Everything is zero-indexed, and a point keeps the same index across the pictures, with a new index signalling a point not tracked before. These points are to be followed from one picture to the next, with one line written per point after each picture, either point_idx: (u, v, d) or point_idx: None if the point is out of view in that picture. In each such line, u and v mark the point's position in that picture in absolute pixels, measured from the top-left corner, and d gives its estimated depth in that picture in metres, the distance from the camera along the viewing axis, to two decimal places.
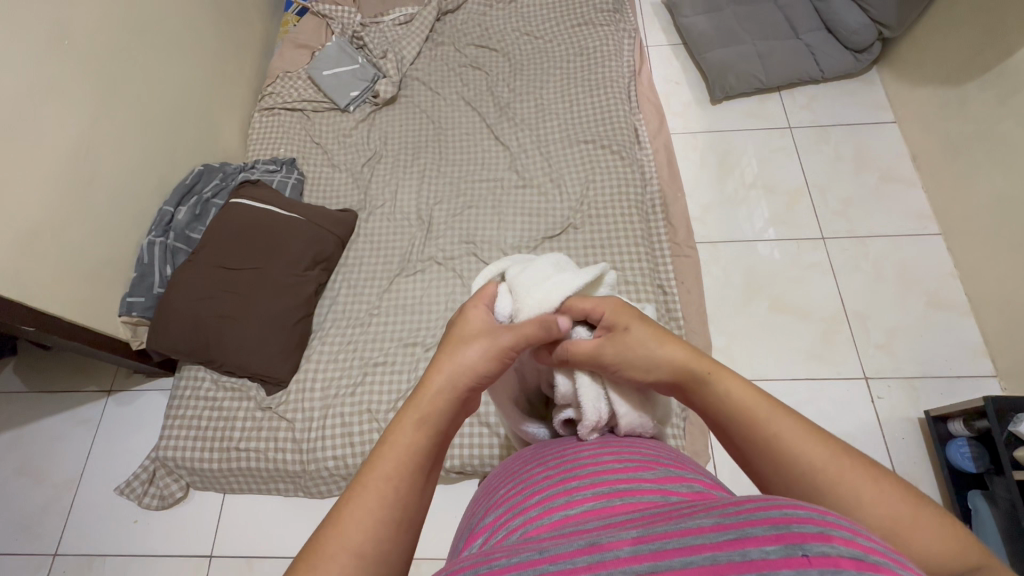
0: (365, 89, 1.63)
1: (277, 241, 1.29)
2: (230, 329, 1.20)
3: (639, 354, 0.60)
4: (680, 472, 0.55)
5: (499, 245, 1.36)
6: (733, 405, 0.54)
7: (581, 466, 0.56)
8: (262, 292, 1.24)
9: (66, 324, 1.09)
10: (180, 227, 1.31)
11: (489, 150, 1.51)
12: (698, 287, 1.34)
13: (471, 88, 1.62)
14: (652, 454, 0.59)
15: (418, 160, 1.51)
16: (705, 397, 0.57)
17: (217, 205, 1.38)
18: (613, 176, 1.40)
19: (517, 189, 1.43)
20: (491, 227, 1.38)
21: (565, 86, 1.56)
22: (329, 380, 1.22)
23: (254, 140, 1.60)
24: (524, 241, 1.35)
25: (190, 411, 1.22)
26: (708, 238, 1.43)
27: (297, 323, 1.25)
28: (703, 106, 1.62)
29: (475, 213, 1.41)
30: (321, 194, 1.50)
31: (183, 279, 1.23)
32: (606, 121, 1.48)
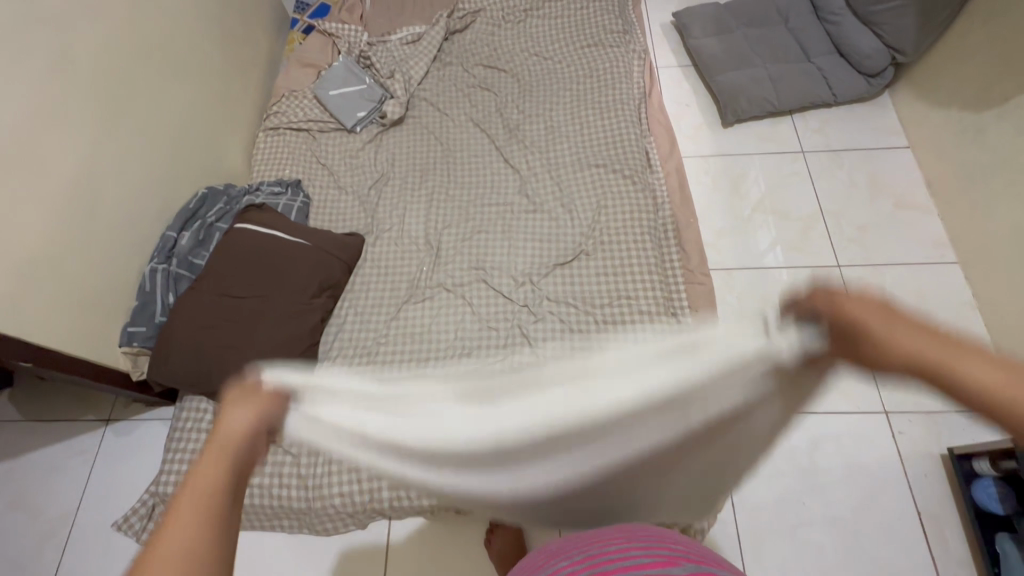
0: (372, 110, 1.61)
1: (284, 267, 1.26)
2: (236, 360, 1.17)
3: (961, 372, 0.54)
4: (713, 568, 0.61)
5: (510, 272, 1.33)
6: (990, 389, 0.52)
7: (609, 561, 0.64)
8: (268, 321, 1.21)
9: (62, 355, 1.05)
10: (183, 253, 1.28)
11: (498, 173, 1.49)
12: (713, 315, 1.30)
13: (480, 110, 1.60)
14: (682, 553, 0.64)
15: (426, 183, 1.49)
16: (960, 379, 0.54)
17: (221, 229, 1.35)
18: (625, 201, 1.37)
19: (527, 214, 1.41)
20: (502, 254, 1.36)
21: (575, 108, 1.55)
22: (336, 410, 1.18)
23: (258, 161, 1.58)
24: (535, 268, 1.33)
25: (191, 444, 1.18)
26: (721, 264, 1.40)
27: (303, 353, 1.22)
28: (714, 129, 1.61)
29: (484, 238, 1.38)
30: (327, 218, 1.47)
31: (186, 307, 1.20)
32: (616, 144, 1.46)
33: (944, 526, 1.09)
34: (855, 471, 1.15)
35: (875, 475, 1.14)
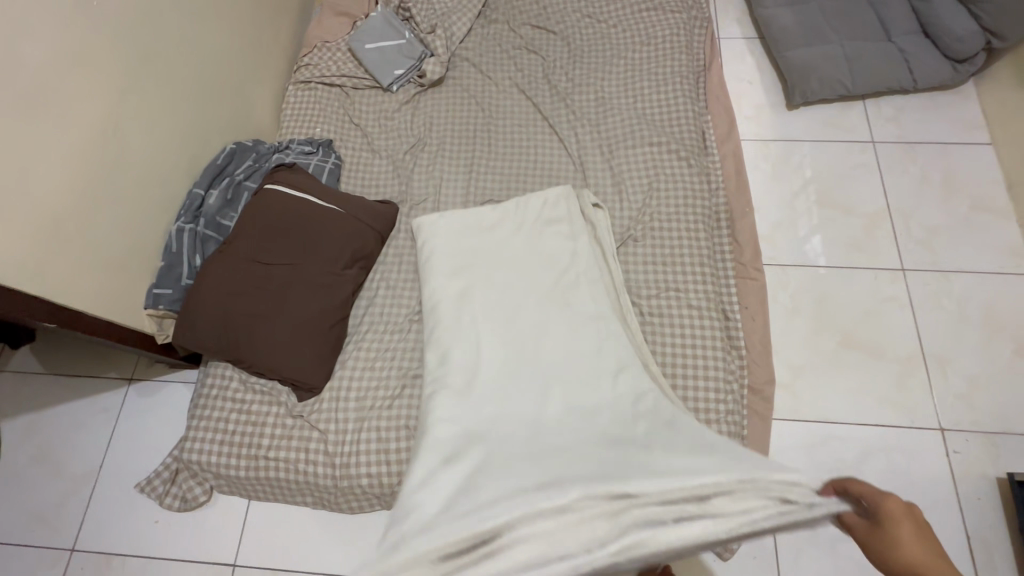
0: (410, 67, 1.51)
1: (317, 235, 1.20)
2: (265, 330, 1.13)
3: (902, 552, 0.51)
4: None
5: (647, 257, 1.24)
6: None
7: None
8: (300, 290, 1.15)
9: (101, 321, 1.02)
10: (211, 213, 1.19)
11: (680, 175, 1.32)
12: (763, 313, 1.24)
13: (526, 75, 1.50)
14: None
15: (622, 176, 1.33)
16: None
17: (249, 188, 1.27)
18: (680, 185, 1.31)
19: (682, 208, 1.28)
20: (667, 234, 1.26)
21: (628, 81, 1.46)
22: (367, 372, 1.16)
23: (288, 117, 1.50)
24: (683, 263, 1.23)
25: (216, 412, 1.15)
26: (775, 260, 1.31)
27: (333, 327, 1.17)
28: (778, 110, 1.47)
29: (653, 223, 1.27)
30: (359, 183, 1.40)
31: (215, 270, 1.14)
32: (676, 124, 1.39)
33: (995, 555, 1.04)
34: (904, 488, 1.10)
35: (924, 493, 1.09)
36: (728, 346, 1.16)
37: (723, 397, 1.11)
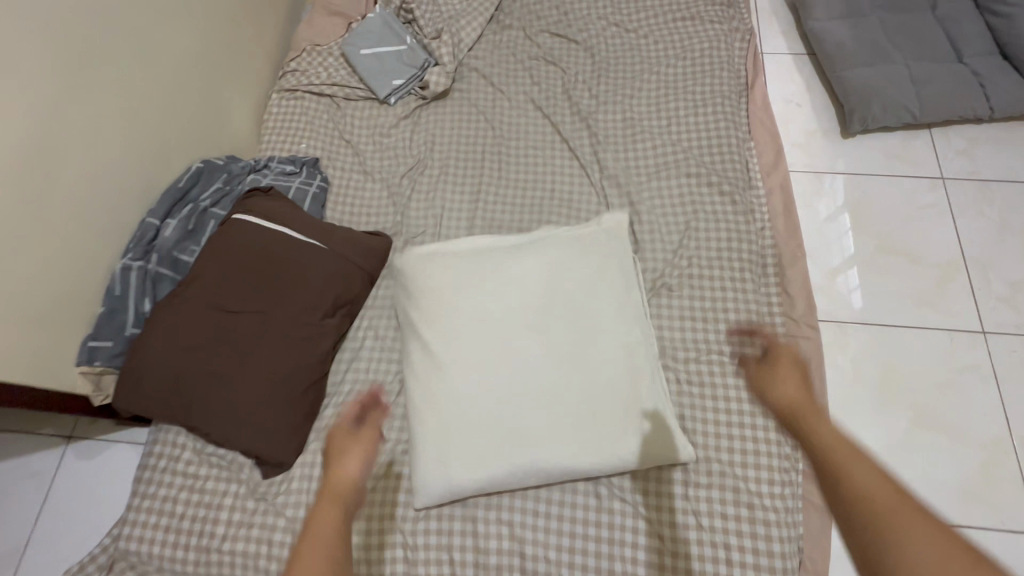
0: (411, 77, 1.32)
1: (292, 276, 1.01)
2: (224, 392, 0.93)
3: (852, 479, 0.60)
4: None
5: (683, 311, 1.05)
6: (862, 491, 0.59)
7: None
8: (269, 345, 0.96)
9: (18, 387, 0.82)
10: (167, 247, 0.99)
11: (722, 213, 1.13)
12: (819, 380, 1.05)
13: (543, 89, 1.31)
14: None
15: (653, 212, 1.14)
16: (845, 490, 0.60)
17: (217, 217, 1.08)
18: (722, 224, 1.12)
19: (725, 252, 1.09)
20: (708, 285, 1.06)
21: (660, 99, 1.27)
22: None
23: (269, 130, 1.32)
24: (726, 319, 1.04)
25: (162, 489, 0.95)
26: (831, 315, 1.12)
27: (308, 389, 0.97)
28: (830, 137, 1.29)
29: (689, 268, 1.08)
30: (348, 210, 1.21)
31: (167, 319, 0.94)
32: (717, 151, 1.20)
33: None
34: None
35: None
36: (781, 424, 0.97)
37: (778, 491, 0.91)
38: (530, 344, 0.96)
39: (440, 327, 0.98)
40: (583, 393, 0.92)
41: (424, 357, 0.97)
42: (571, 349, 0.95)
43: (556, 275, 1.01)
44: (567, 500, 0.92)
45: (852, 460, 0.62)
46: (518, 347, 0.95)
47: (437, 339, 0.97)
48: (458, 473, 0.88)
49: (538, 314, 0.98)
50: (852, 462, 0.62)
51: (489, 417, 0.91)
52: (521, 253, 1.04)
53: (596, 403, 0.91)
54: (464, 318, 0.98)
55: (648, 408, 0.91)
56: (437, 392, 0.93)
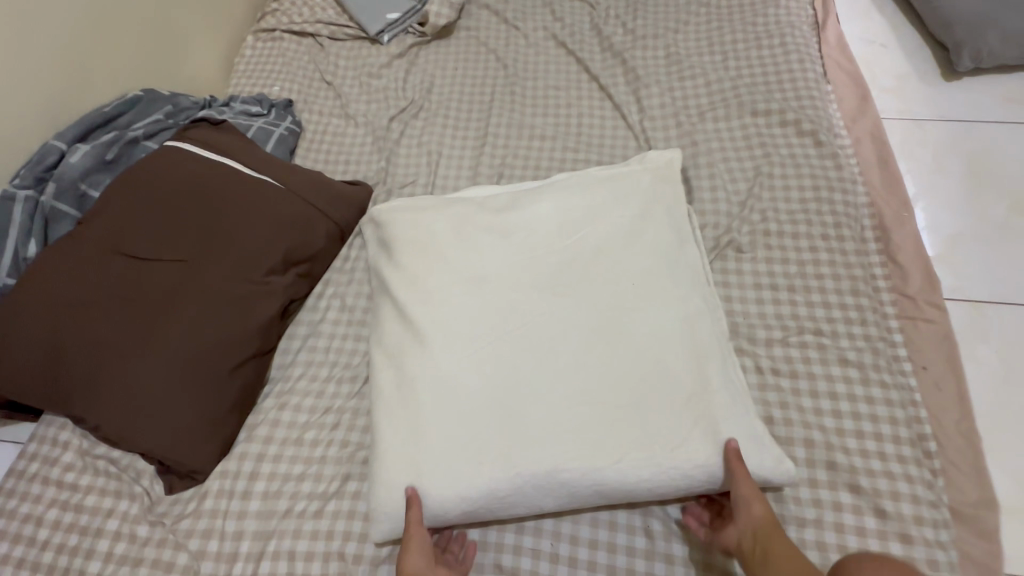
0: (408, 12, 1.10)
1: (232, 219, 0.76)
2: (119, 367, 0.67)
3: None
4: None
5: (758, 278, 0.77)
6: None
7: None
8: (190, 306, 0.70)
9: None
10: (71, 176, 0.76)
11: (803, 158, 0.86)
12: (953, 378, 0.75)
13: (567, 25, 1.08)
14: None
15: (710, 157, 0.88)
16: None
17: (149, 150, 0.84)
18: (804, 170, 0.85)
19: (811, 205, 0.82)
20: (790, 245, 0.79)
21: (712, 33, 1.03)
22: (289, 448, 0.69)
23: (239, 72, 1.10)
24: (819, 289, 0.75)
25: (26, 506, 0.68)
26: (959, 293, 0.82)
27: (238, 369, 0.70)
28: (929, 79, 1.02)
29: (763, 223, 0.81)
30: (322, 157, 0.97)
31: (55, 266, 0.70)
32: (790, 87, 0.94)
33: None
34: None
35: None
36: (913, 436, 0.67)
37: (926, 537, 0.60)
38: (547, 310, 0.68)
39: (423, 285, 0.71)
40: (623, 376, 0.63)
41: (400, 325, 0.69)
42: (605, 318, 0.67)
43: (585, 220, 0.74)
44: (601, 540, 0.62)
45: None
46: (529, 312, 0.67)
47: (417, 300, 0.69)
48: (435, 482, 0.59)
49: (558, 271, 0.71)
50: None
51: (484, 406, 0.62)
52: (535, 196, 0.77)
53: (643, 390, 0.62)
54: (456, 274, 0.71)
55: (723, 403, 0.61)
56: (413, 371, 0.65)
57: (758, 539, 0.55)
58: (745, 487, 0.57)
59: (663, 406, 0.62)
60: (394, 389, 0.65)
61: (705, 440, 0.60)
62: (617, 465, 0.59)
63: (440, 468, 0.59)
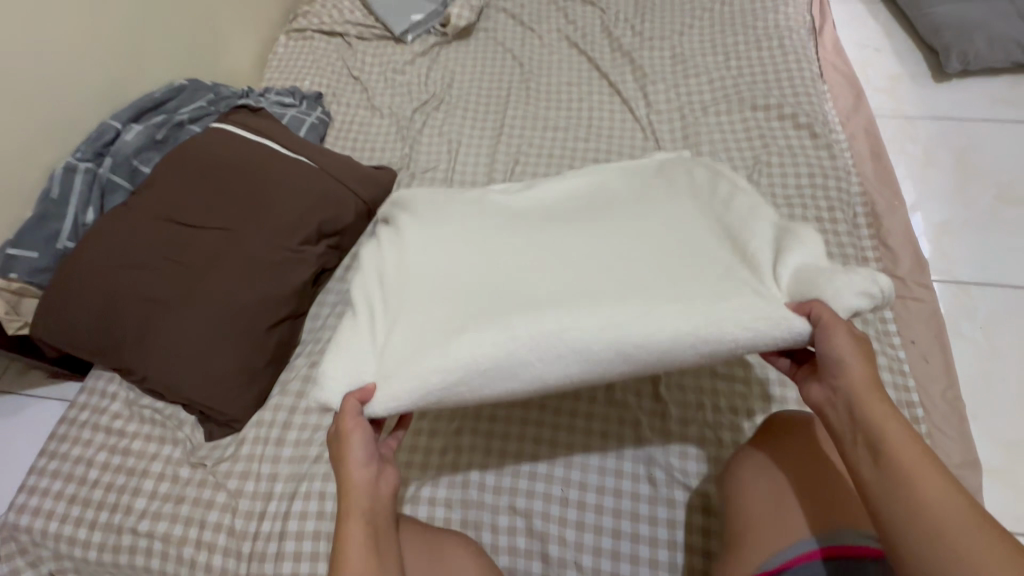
0: (431, 14, 1.18)
1: (270, 193, 0.82)
2: (166, 323, 0.73)
3: (928, 501, 0.41)
4: None
5: None
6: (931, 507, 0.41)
7: None
8: (231, 269, 0.77)
9: None
10: (125, 152, 0.83)
11: (799, 149, 0.92)
12: (940, 352, 0.80)
13: (579, 27, 1.15)
14: None
15: (712, 148, 0.94)
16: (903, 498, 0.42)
17: (193, 132, 0.91)
18: (801, 160, 0.91)
19: (806, 191, 0.88)
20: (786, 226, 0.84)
21: (716, 35, 1.10)
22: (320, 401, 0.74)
23: (272, 68, 1.18)
24: None
25: (76, 450, 0.73)
26: (947, 276, 0.88)
27: (274, 329, 0.77)
28: (921, 81, 1.08)
29: None
30: (350, 145, 1.04)
31: (110, 231, 0.77)
32: (788, 85, 1.01)
33: None
34: None
35: None
36: (901, 400, 0.72)
37: None
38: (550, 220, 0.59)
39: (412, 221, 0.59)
40: (632, 260, 0.53)
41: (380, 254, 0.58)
42: (611, 213, 0.58)
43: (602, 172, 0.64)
44: (608, 487, 0.67)
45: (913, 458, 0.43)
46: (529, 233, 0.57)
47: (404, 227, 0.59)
48: (393, 385, 0.50)
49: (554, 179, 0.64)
50: (919, 468, 0.43)
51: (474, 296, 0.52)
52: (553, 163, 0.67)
53: (674, 267, 0.52)
54: (447, 207, 0.60)
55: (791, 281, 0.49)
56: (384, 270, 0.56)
57: (849, 403, 0.48)
58: (828, 311, 0.47)
59: (697, 289, 0.50)
60: (356, 291, 0.56)
61: (757, 310, 0.48)
62: (623, 343, 0.48)
63: (410, 368, 0.49)
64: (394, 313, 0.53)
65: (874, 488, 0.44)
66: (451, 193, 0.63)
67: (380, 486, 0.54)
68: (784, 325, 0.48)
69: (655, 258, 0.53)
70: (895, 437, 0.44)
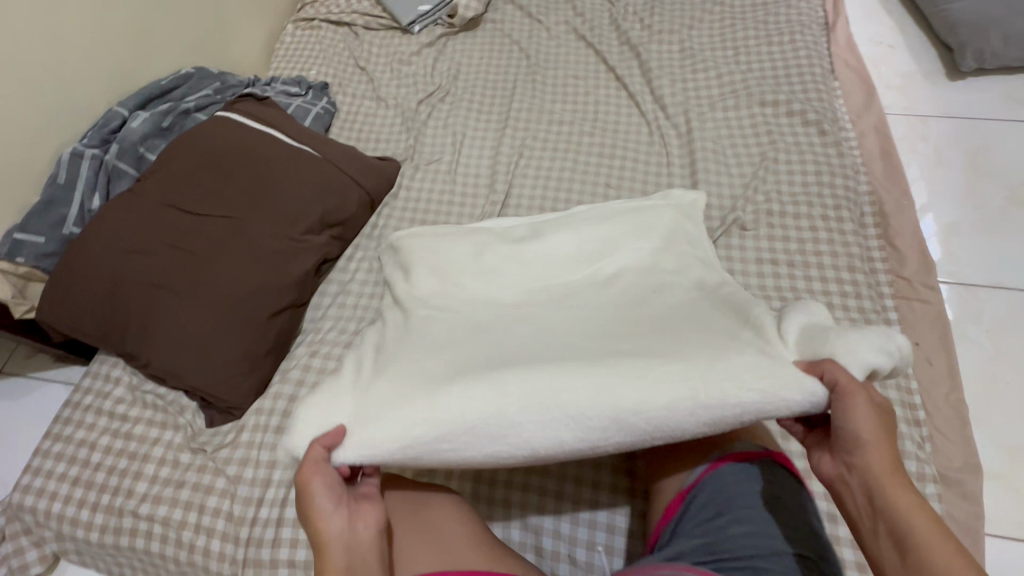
0: (439, 5, 1.18)
1: (274, 181, 0.83)
2: (170, 309, 0.74)
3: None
4: None
5: (759, 253, 0.82)
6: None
7: None
8: (235, 256, 0.77)
9: None
10: (132, 139, 0.84)
11: (807, 147, 0.91)
12: (945, 355, 0.79)
13: (588, 19, 1.14)
14: None
15: (718, 144, 0.93)
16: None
17: (199, 120, 0.92)
18: (808, 158, 0.90)
19: (812, 189, 0.87)
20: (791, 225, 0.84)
21: (726, 30, 1.08)
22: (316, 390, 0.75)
23: (279, 57, 1.18)
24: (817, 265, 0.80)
25: (79, 433, 0.74)
26: (955, 278, 0.86)
27: (276, 316, 0.77)
28: (934, 78, 1.06)
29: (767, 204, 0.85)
30: (355, 136, 1.04)
31: (116, 217, 0.77)
32: (798, 81, 0.99)
33: None
34: None
35: None
36: (902, 402, 0.71)
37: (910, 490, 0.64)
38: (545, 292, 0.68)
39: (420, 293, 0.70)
40: (637, 327, 0.60)
41: (396, 328, 0.67)
42: (627, 292, 0.66)
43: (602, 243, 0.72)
44: None
45: (926, 534, 0.45)
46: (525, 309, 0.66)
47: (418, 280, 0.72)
48: (375, 437, 0.54)
49: (573, 259, 0.72)
50: (935, 543, 0.44)
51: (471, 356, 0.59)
52: (556, 228, 0.75)
53: (670, 338, 0.58)
54: (455, 275, 0.71)
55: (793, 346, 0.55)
56: (412, 328, 0.65)
57: (864, 481, 0.49)
58: (843, 374, 0.51)
59: (699, 353, 0.55)
60: (352, 355, 0.64)
61: (759, 369, 0.52)
62: (620, 408, 0.53)
63: (403, 418, 0.55)
64: (397, 370, 0.59)
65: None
66: (463, 242, 0.76)
67: (357, 522, 0.54)
68: (796, 386, 0.51)
69: (654, 333, 0.59)
70: (917, 533, 0.45)
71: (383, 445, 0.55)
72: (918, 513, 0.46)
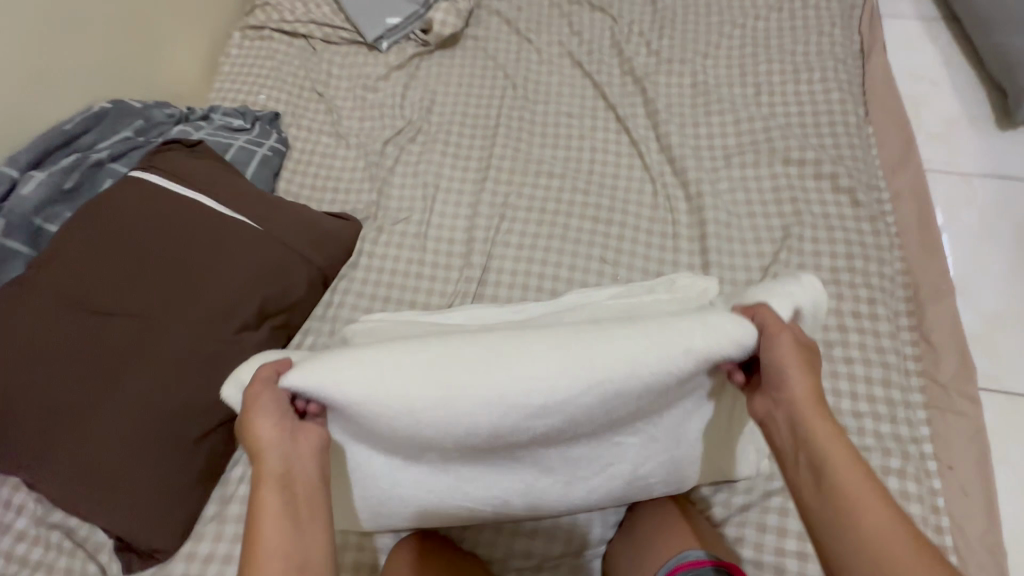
0: (411, 17, 1.00)
1: (202, 266, 0.68)
2: (69, 437, 0.61)
3: (855, 511, 0.40)
4: None
5: None
6: (861, 517, 0.39)
7: None
8: (150, 367, 0.64)
9: None
10: (22, 209, 0.69)
11: (838, 219, 0.78)
12: (983, 483, 0.69)
13: (585, 41, 0.97)
14: None
15: (732, 211, 0.80)
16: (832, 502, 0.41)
17: (113, 174, 0.76)
18: (838, 234, 0.76)
19: (842, 274, 0.74)
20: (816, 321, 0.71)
21: (746, 61, 0.92)
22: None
23: (223, 74, 1.00)
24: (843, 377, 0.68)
25: None
26: (994, 383, 0.76)
27: (204, 438, 0.65)
28: (981, 128, 0.92)
29: None
30: (309, 182, 0.89)
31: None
32: (829, 132, 0.85)
33: None
34: None
35: None
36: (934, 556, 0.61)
37: None
38: None
39: None
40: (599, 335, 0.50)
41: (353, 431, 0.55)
42: None
43: None
44: None
45: (846, 461, 0.41)
46: None
47: None
48: (315, 368, 0.42)
49: None
50: (854, 478, 0.41)
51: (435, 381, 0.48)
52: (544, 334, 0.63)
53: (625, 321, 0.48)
54: None
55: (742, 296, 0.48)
56: None
57: (790, 416, 0.44)
58: (772, 317, 0.45)
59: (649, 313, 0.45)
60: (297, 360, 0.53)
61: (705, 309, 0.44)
62: (579, 357, 0.41)
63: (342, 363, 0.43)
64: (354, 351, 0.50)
65: (818, 513, 0.41)
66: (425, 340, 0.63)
67: (299, 445, 0.44)
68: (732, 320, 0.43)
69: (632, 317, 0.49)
70: (839, 458, 0.41)
71: (314, 381, 0.42)
72: (840, 440, 0.42)
